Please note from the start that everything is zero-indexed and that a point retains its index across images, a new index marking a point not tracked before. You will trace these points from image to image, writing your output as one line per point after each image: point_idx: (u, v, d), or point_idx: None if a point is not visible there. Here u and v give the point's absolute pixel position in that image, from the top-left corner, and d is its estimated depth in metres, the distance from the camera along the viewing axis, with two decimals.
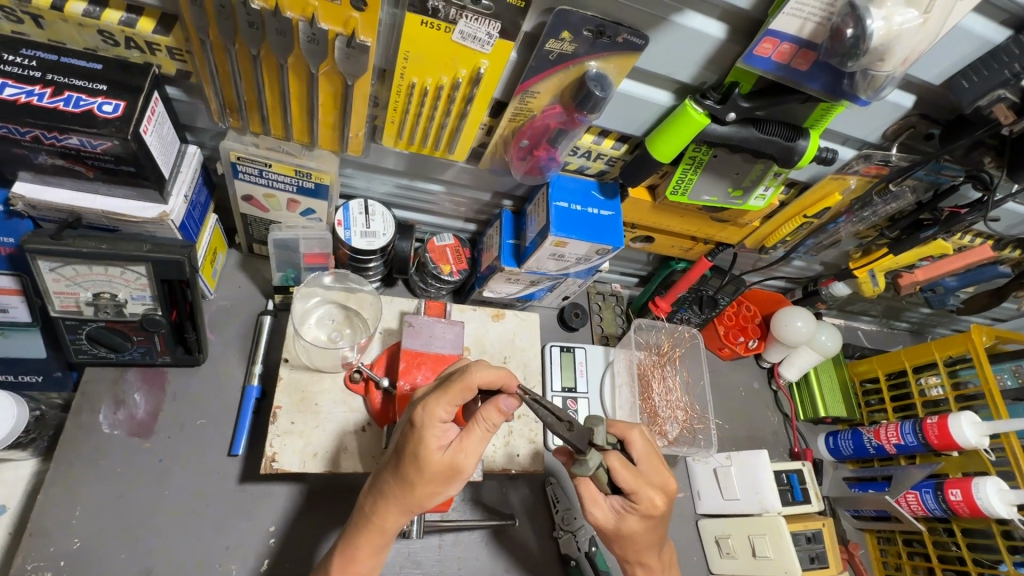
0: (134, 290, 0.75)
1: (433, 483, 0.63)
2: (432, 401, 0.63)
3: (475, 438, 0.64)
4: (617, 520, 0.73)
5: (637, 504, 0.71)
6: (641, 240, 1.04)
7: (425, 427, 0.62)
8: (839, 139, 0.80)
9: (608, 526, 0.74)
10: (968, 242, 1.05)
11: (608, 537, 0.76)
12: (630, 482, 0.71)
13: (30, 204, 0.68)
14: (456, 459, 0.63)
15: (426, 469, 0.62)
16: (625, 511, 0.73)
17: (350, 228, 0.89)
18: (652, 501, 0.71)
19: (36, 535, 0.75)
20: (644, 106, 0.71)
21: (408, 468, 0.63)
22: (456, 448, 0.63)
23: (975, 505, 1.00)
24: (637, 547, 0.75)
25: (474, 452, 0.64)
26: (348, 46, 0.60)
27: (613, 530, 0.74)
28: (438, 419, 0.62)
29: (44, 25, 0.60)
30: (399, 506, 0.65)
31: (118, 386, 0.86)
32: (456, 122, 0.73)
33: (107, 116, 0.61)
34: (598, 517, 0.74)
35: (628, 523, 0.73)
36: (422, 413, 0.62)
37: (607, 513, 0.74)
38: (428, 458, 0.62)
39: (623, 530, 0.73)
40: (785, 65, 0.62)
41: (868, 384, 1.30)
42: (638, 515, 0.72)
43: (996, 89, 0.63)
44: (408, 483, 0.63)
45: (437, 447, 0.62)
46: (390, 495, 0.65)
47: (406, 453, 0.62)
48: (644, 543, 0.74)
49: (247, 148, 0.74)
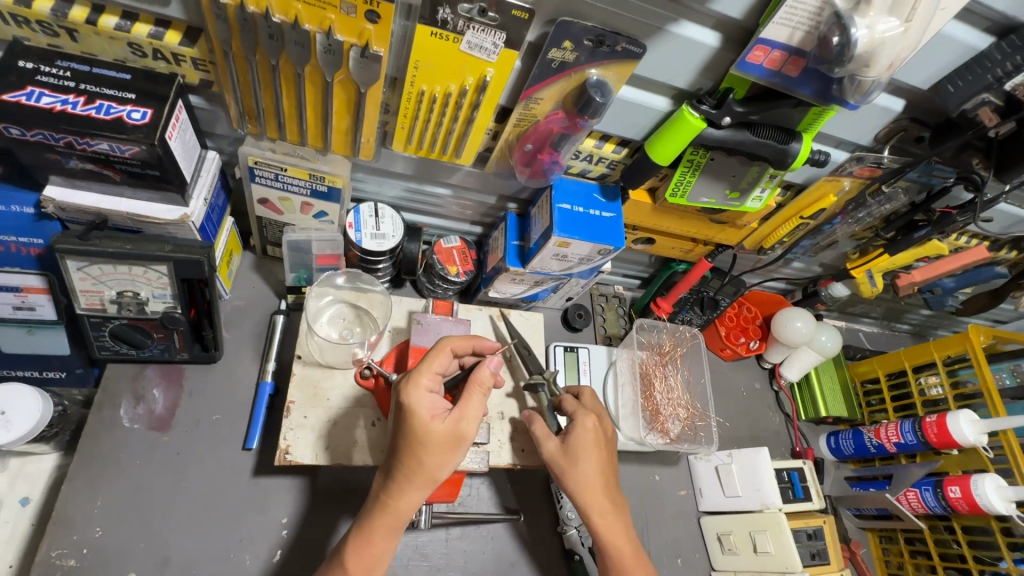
0: (156, 289, 0.79)
1: (439, 454, 0.67)
2: (415, 374, 0.69)
3: (472, 401, 0.70)
4: (566, 444, 0.81)
5: (575, 421, 0.83)
6: (642, 242, 1.07)
7: (415, 399, 0.68)
8: (833, 142, 0.82)
9: (558, 452, 0.81)
10: (964, 243, 1.08)
11: (564, 469, 0.80)
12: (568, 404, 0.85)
13: (61, 206, 0.72)
14: (457, 425, 0.68)
15: (428, 440, 0.66)
16: (571, 434, 0.82)
17: (360, 230, 0.93)
18: (586, 417, 0.82)
19: (60, 524, 0.78)
20: (643, 112, 0.75)
21: (412, 444, 0.67)
22: (453, 416, 0.68)
23: (975, 502, 1.01)
24: (597, 472, 0.80)
25: (470, 416, 0.69)
26: (362, 56, 0.64)
27: (563, 456, 0.80)
28: (425, 388, 0.69)
29: (78, 38, 0.64)
30: (412, 485, 0.68)
31: (138, 382, 0.89)
32: (463, 128, 0.76)
33: (135, 123, 0.65)
34: (551, 447, 0.81)
35: (577, 443, 0.81)
36: (408, 388, 0.68)
37: (556, 443, 0.81)
38: (428, 428, 0.66)
39: (573, 450, 0.80)
40: (776, 72, 0.65)
41: (869, 384, 1.31)
42: (583, 431, 0.81)
43: (980, 93, 0.67)
44: (417, 460, 0.67)
45: (431, 416, 0.67)
46: (401, 477, 0.68)
47: (406, 427, 0.67)
48: (600, 465, 0.81)
49: (264, 153, 0.78)
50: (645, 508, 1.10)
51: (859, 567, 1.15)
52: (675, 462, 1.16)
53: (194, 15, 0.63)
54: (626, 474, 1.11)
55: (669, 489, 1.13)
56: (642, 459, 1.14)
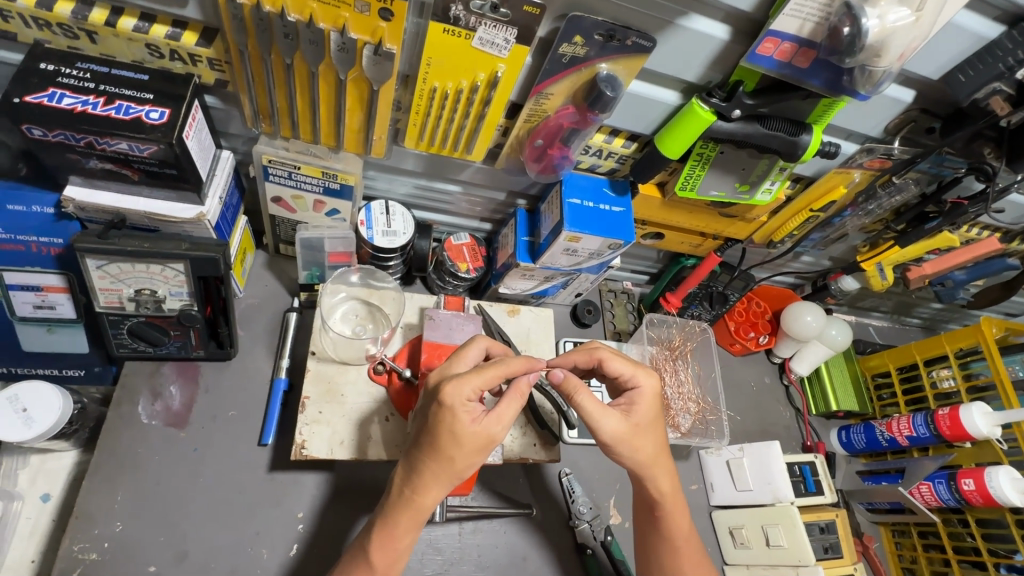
0: (173, 286, 0.80)
1: (471, 454, 0.66)
2: (461, 379, 0.65)
3: (511, 406, 0.67)
4: (630, 419, 0.74)
5: (636, 390, 0.77)
6: (651, 237, 1.07)
7: (456, 406, 0.64)
8: (842, 134, 0.82)
9: (624, 430, 0.73)
10: (975, 236, 1.06)
11: (629, 446, 0.74)
12: (624, 368, 0.78)
13: (80, 205, 0.73)
14: (493, 429, 0.66)
15: (464, 443, 0.65)
16: (631, 407, 0.76)
17: (372, 227, 0.94)
18: (650, 386, 0.77)
19: (81, 519, 0.80)
20: (653, 106, 0.75)
21: (445, 445, 0.65)
22: (491, 420, 0.66)
23: (988, 494, 1.00)
24: (659, 449, 0.76)
25: (505, 420, 0.67)
26: (375, 53, 0.64)
27: (629, 432, 0.73)
28: (467, 395, 0.65)
29: (97, 40, 0.66)
30: (438, 481, 0.67)
31: (155, 378, 0.90)
32: (474, 124, 0.77)
33: (154, 123, 0.66)
34: (612, 425, 0.72)
35: (641, 417, 0.75)
36: (453, 394, 0.64)
37: (619, 418, 0.73)
38: (465, 431, 0.64)
39: (638, 425, 0.74)
40: (787, 63, 0.65)
41: (880, 378, 1.31)
42: (644, 401, 0.76)
43: (991, 82, 0.67)
44: (447, 458, 0.65)
45: (471, 420, 0.65)
46: (430, 473, 0.66)
47: (443, 431, 0.64)
48: (660, 441, 0.77)
49: (279, 151, 0.79)
50: None
51: (873, 563, 1.16)
52: (685, 456, 1.15)
53: (210, 15, 0.64)
54: None
55: (681, 484, 1.13)
56: None
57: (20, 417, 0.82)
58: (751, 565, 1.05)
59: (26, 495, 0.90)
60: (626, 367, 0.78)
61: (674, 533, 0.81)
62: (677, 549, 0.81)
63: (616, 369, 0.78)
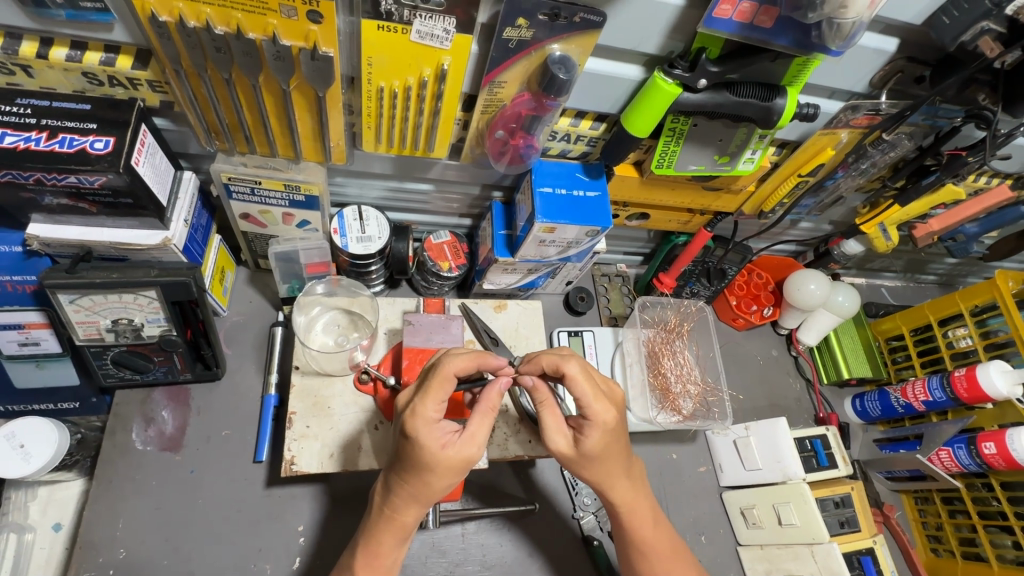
0: (148, 313, 0.80)
1: (446, 476, 0.66)
2: (419, 406, 0.64)
3: (484, 426, 0.66)
4: (579, 446, 0.71)
5: (589, 420, 0.70)
6: (636, 219, 1.03)
7: (418, 431, 0.63)
8: (824, 92, 0.77)
9: (571, 455, 0.72)
10: (983, 185, 0.98)
11: (575, 466, 0.74)
12: (584, 395, 0.69)
13: (45, 242, 0.73)
14: (468, 450, 0.65)
15: (437, 467, 0.64)
16: (583, 434, 0.71)
17: (345, 235, 0.92)
18: (604, 418, 0.70)
19: (86, 547, 0.81)
20: (615, 84, 0.71)
21: (420, 469, 0.65)
22: (463, 440, 0.65)
23: (1011, 458, 0.95)
24: (606, 469, 0.74)
25: (480, 441, 0.66)
26: (312, 58, 0.62)
27: (579, 456, 0.72)
28: (430, 419, 0.64)
29: (34, 74, 0.65)
30: (416, 501, 0.68)
31: (146, 405, 0.91)
32: (430, 120, 0.74)
33: (99, 153, 0.65)
34: (561, 446, 0.72)
35: (589, 447, 0.71)
36: (416, 421, 0.63)
37: (568, 440, 0.72)
38: (439, 457, 0.64)
39: (586, 454, 0.71)
40: (748, 24, 0.62)
41: (894, 341, 1.24)
42: (594, 432, 0.70)
43: (979, 22, 0.62)
44: (424, 482, 0.66)
45: (442, 445, 0.64)
46: (405, 495, 0.68)
47: (416, 458, 0.64)
48: (610, 462, 0.73)
49: (236, 168, 0.77)
50: (666, 488, 1.08)
51: (894, 532, 1.11)
52: (691, 438, 1.13)
53: (138, 38, 0.63)
54: (641, 455, 1.09)
55: (688, 466, 1.11)
56: (657, 438, 1.11)
57: (18, 453, 0.81)
58: (765, 546, 1.02)
59: (37, 526, 0.90)
60: (587, 394, 0.69)
61: (646, 536, 0.80)
62: (654, 555, 0.80)
63: (575, 394, 0.70)
